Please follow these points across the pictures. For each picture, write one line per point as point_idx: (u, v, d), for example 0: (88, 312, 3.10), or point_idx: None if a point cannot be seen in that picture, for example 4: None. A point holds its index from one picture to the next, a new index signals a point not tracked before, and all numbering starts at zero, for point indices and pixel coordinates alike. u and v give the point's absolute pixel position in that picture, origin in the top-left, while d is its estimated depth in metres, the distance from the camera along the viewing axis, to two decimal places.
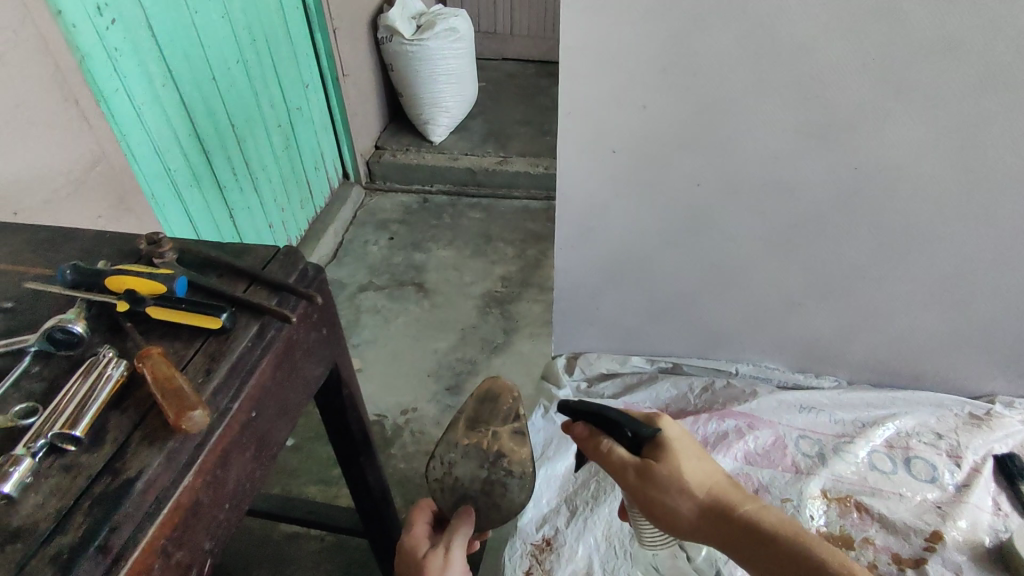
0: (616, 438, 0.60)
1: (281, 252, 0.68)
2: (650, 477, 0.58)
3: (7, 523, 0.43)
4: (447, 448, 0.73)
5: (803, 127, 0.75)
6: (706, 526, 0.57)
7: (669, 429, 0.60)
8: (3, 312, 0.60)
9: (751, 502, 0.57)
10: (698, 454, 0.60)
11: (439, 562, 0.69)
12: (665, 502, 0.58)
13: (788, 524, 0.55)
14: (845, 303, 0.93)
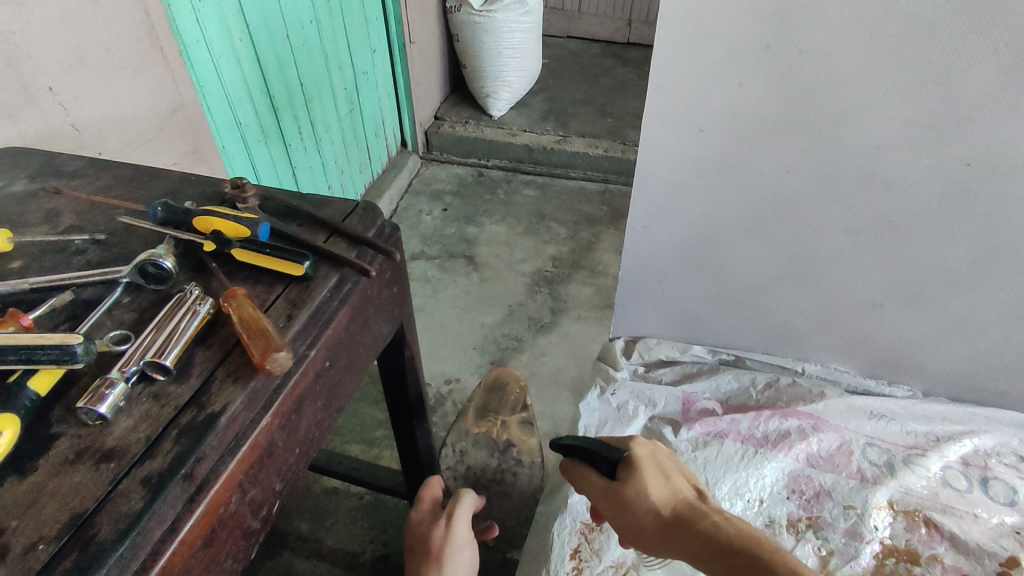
0: (593, 467, 0.62)
1: (360, 207, 0.68)
2: (622, 501, 0.58)
3: (101, 443, 0.44)
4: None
5: (916, 118, 0.68)
6: (678, 546, 0.55)
7: (638, 450, 0.61)
8: (95, 243, 0.62)
9: (718, 516, 0.54)
10: (670, 472, 0.59)
11: (442, 533, 0.71)
12: (637, 525, 0.57)
13: (750, 535, 0.52)
14: (933, 312, 0.87)
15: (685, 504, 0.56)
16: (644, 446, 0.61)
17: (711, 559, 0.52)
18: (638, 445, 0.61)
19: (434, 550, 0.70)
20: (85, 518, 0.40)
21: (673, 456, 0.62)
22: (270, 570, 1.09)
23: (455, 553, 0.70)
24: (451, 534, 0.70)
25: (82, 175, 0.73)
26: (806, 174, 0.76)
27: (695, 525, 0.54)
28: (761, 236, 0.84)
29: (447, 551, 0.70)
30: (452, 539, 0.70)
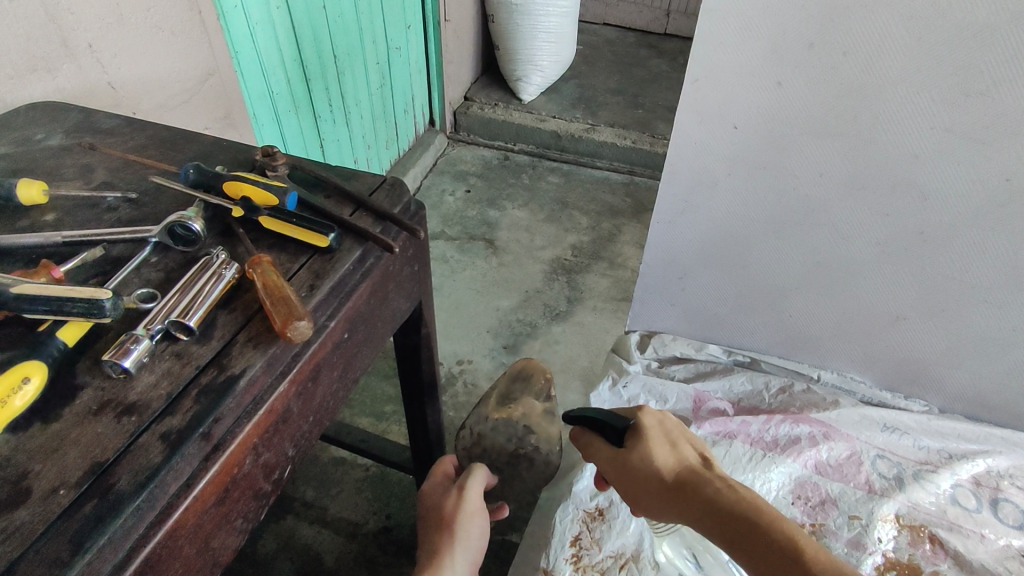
0: (602, 436, 0.63)
1: (387, 182, 0.68)
2: (628, 467, 0.59)
3: (124, 396, 0.45)
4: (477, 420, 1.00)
5: (959, 129, 0.66)
6: (681, 511, 0.55)
7: (645, 419, 0.61)
8: (127, 201, 0.63)
9: (721, 482, 0.55)
10: (676, 441, 0.60)
11: (456, 499, 0.70)
12: (642, 491, 0.58)
13: (752, 501, 0.52)
14: (958, 328, 0.85)
15: (689, 470, 0.57)
16: (652, 416, 0.62)
17: (714, 524, 0.52)
18: (646, 415, 0.62)
19: (447, 517, 0.69)
20: (105, 467, 0.41)
21: (681, 427, 0.62)
22: (274, 533, 1.12)
23: (467, 520, 0.68)
24: (465, 500, 0.69)
25: (117, 133, 0.74)
26: (839, 179, 0.74)
27: (698, 490, 0.54)
28: (788, 239, 0.83)
29: (460, 516, 0.68)
30: (466, 506, 0.69)
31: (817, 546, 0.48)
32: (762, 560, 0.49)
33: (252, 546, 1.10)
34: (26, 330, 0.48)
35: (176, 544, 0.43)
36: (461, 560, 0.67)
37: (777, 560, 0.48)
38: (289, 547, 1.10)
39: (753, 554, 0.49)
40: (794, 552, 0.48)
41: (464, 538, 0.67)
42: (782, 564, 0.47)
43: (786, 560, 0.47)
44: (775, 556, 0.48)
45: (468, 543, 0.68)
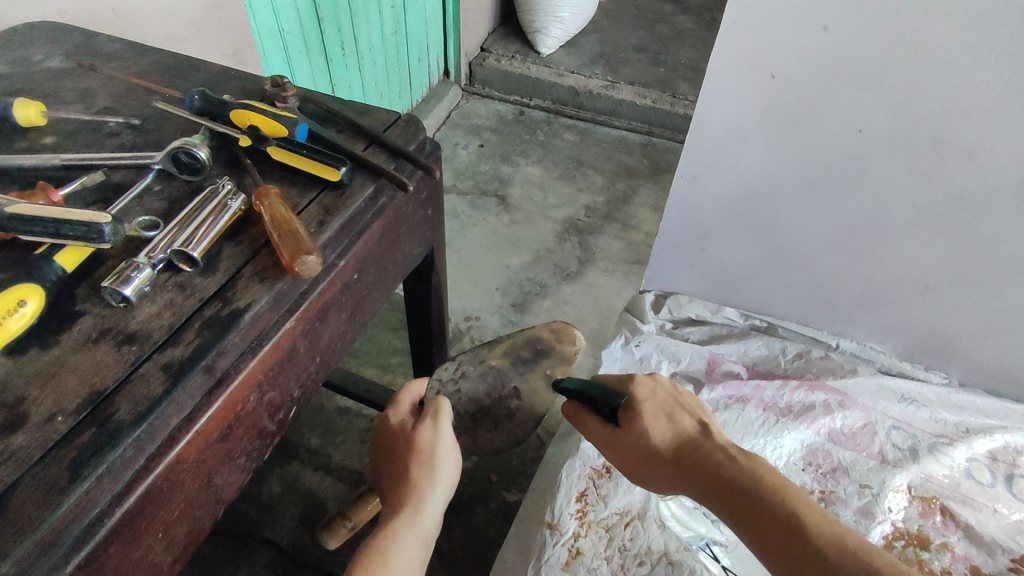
0: (595, 413, 0.60)
1: (402, 119, 0.65)
2: (626, 446, 0.57)
3: (124, 325, 0.43)
4: (466, 361, 0.68)
5: (1018, 83, 0.60)
6: (682, 487, 0.54)
7: (636, 391, 0.59)
8: (130, 127, 0.60)
9: (721, 455, 0.53)
10: (672, 410, 0.58)
11: (430, 431, 0.60)
12: (644, 470, 0.57)
13: (752, 472, 0.50)
14: (990, 300, 0.81)
15: (689, 445, 0.55)
16: (645, 386, 0.59)
17: (715, 499, 0.51)
18: (638, 385, 0.59)
19: (419, 452, 0.60)
20: (104, 396, 0.40)
21: (676, 392, 0.60)
22: (279, 477, 1.12)
23: (445, 454, 0.60)
24: (440, 432, 0.60)
25: (120, 57, 0.70)
26: (880, 135, 0.69)
27: (698, 466, 0.53)
28: (818, 200, 0.79)
29: (437, 451, 0.59)
30: (441, 440, 0.60)
31: (817, 514, 0.47)
32: (763, 535, 0.47)
33: (257, 489, 1.11)
34: (23, 254, 0.46)
35: (177, 478, 0.41)
36: (441, 496, 0.60)
37: (778, 534, 0.47)
38: (293, 492, 1.11)
39: (755, 533, 0.48)
40: (795, 525, 0.46)
41: (442, 474, 0.60)
42: (783, 538, 0.46)
43: (790, 540, 0.46)
44: (774, 529, 0.47)
45: (441, 480, 0.60)
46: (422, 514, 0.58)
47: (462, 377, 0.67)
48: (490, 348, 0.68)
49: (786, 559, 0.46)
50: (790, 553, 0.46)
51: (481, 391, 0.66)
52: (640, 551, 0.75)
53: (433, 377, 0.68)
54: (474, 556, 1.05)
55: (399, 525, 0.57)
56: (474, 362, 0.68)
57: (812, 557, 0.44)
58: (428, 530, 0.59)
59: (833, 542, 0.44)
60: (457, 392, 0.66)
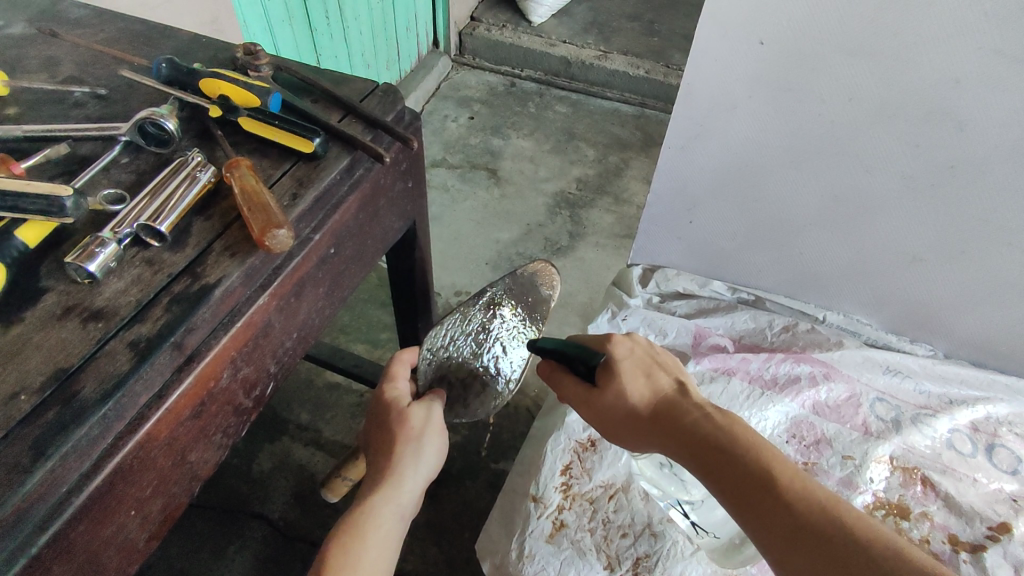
0: (572, 372, 0.60)
1: (380, 88, 0.63)
2: (603, 404, 0.57)
3: (90, 302, 0.42)
4: (452, 324, 0.67)
5: (1009, 49, 0.58)
6: (658, 445, 0.54)
7: (615, 350, 0.58)
8: (97, 97, 0.58)
9: (695, 411, 0.52)
10: (650, 369, 0.57)
11: (421, 413, 0.61)
12: (621, 427, 0.56)
13: (726, 429, 0.50)
14: (976, 272, 0.81)
15: (665, 402, 0.54)
16: (622, 345, 0.59)
17: (689, 456, 0.51)
18: (614, 345, 0.59)
19: (408, 431, 0.60)
20: (69, 374, 0.39)
21: (654, 352, 0.60)
22: (270, 453, 1.13)
23: (434, 436, 0.60)
24: (430, 415, 0.61)
25: (86, 24, 0.68)
26: (870, 103, 0.67)
27: (674, 423, 0.53)
28: (810, 168, 0.77)
29: (426, 432, 0.60)
30: (431, 422, 0.61)
31: (788, 466, 0.46)
32: (735, 490, 0.47)
33: (247, 464, 1.11)
34: None
35: (149, 456, 0.41)
36: (422, 475, 0.60)
37: (751, 489, 0.46)
38: (283, 467, 1.11)
39: (724, 484, 0.48)
40: (763, 477, 0.46)
41: (427, 454, 0.60)
42: (754, 494, 0.46)
43: (757, 491, 0.46)
44: (743, 483, 0.46)
45: (424, 462, 0.60)
46: (402, 491, 0.58)
47: (452, 343, 0.67)
48: (474, 306, 0.67)
49: (753, 510, 0.45)
50: (760, 509, 0.45)
51: (468, 353, 0.68)
52: (623, 522, 0.76)
53: (424, 346, 0.67)
54: (464, 527, 1.06)
55: (377, 500, 0.57)
56: (460, 326, 0.67)
57: (782, 513, 0.44)
58: (406, 508, 0.59)
59: (803, 497, 0.44)
60: (447, 358, 0.68)
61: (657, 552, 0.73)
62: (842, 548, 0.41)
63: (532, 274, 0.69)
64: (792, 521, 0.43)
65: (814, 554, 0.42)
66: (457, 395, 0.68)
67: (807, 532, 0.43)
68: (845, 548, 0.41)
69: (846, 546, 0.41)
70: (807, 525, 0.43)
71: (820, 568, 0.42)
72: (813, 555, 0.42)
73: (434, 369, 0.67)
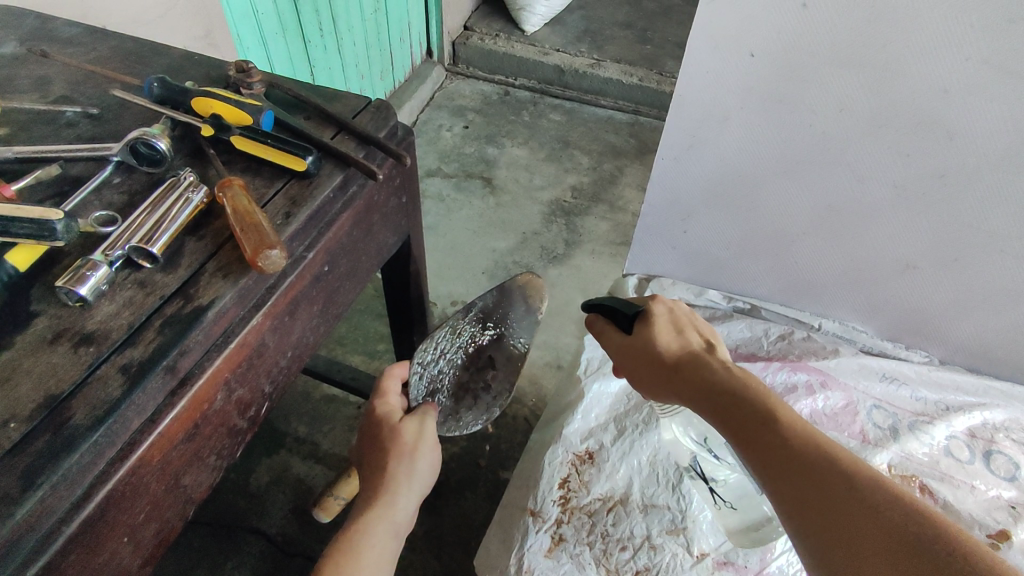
0: (613, 323, 0.62)
1: (372, 104, 0.63)
2: (633, 352, 0.59)
3: (81, 325, 0.42)
4: (443, 338, 0.66)
5: (998, 59, 0.59)
6: (674, 392, 0.55)
7: (655, 307, 0.61)
8: (89, 117, 0.58)
9: (718, 364, 0.53)
10: (683, 328, 0.59)
11: (414, 427, 0.61)
12: (644, 376, 0.58)
13: (745, 380, 0.51)
14: (969, 279, 0.81)
15: (690, 354, 0.55)
16: (663, 305, 0.61)
17: (703, 401, 0.52)
18: (656, 303, 0.61)
19: (400, 446, 0.60)
20: (59, 401, 0.39)
21: (691, 316, 0.61)
22: (267, 466, 1.12)
23: (427, 451, 0.60)
24: (423, 428, 0.61)
25: (77, 42, 0.68)
26: (861, 112, 0.68)
27: (693, 371, 0.54)
28: (803, 178, 0.77)
29: (418, 447, 0.60)
30: (424, 437, 0.61)
31: (798, 417, 0.47)
32: (742, 431, 0.48)
33: (244, 478, 1.10)
34: None
35: (141, 481, 0.40)
36: (416, 491, 0.59)
37: (759, 430, 0.47)
38: (281, 481, 1.10)
39: (734, 426, 0.48)
40: (773, 419, 0.46)
41: (421, 468, 0.60)
42: (759, 434, 0.46)
43: (764, 431, 0.46)
44: (754, 425, 0.47)
45: (416, 477, 0.59)
46: (396, 507, 0.57)
47: (443, 357, 0.67)
48: (463, 318, 0.67)
49: (756, 448, 0.46)
50: (766, 447, 0.46)
51: (459, 368, 0.69)
52: (622, 535, 0.75)
53: (414, 361, 0.65)
54: (463, 539, 1.06)
55: (369, 518, 0.56)
56: (451, 341, 0.67)
57: (783, 450, 0.45)
58: (401, 525, 0.58)
59: (809, 440, 0.45)
60: (438, 373, 0.68)
61: (658, 565, 0.73)
62: (839, 488, 0.41)
63: (522, 287, 0.69)
64: (795, 458, 0.44)
65: (811, 490, 0.42)
66: (448, 409, 0.70)
67: (806, 470, 0.43)
68: (843, 487, 0.41)
69: (845, 485, 0.41)
70: (809, 462, 0.43)
71: (813, 503, 0.42)
72: (809, 491, 0.42)
73: (425, 385, 0.67)
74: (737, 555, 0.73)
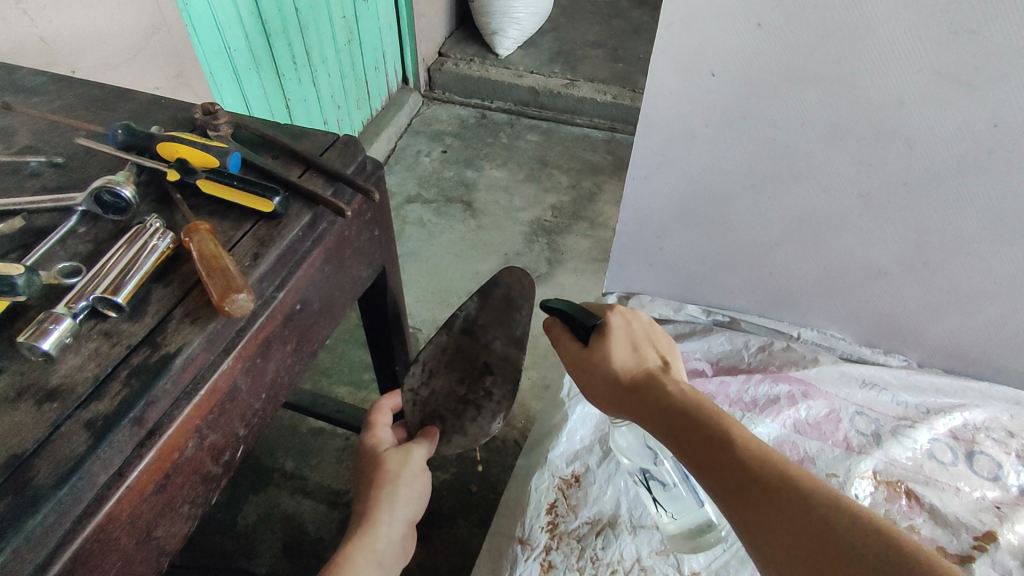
0: (569, 334, 0.62)
1: (340, 140, 0.64)
2: (589, 367, 0.58)
3: (45, 381, 0.42)
4: (429, 358, 0.68)
5: (947, 71, 0.61)
6: (631, 410, 0.55)
7: (613, 320, 0.60)
8: (54, 166, 0.58)
9: (673, 382, 0.54)
10: (640, 344, 0.59)
11: (398, 456, 0.61)
12: (601, 391, 0.58)
13: (699, 398, 0.51)
14: (939, 282, 0.83)
15: (646, 372, 0.56)
16: (620, 317, 0.61)
17: (657, 420, 0.52)
18: (613, 316, 0.61)
19: (383, 474, 0.60)
20: (22, 460, 0.38)
21: (650, 331, 0.61)
22: (255, 504, 1.10)
23: (411, 479, 0.60)
24: (408, 457, 0.61)
25: (42, 92, 0.68)
26: (823, 127, 0.69)
27: (650, 389, 0.54)
28: (769, 192, 0.79)
29: (402, 474, 0.60)
30: (409, 463, 0.60)
31: (752, 434, 0.47)
32: (696, 449, 0.48)
33: (231, 518, 1.08)
34: None
35: (110, 537, 0.40)
36: (401, 520, 0.59)
37: (714, 447, 0.47)
38: (270, 519, 1.08)
39: (688, 443, 0.49)
40: (729, 436, 0.47)
41: (405, 498, 0.59)
42: (714, 452, 0.47)
43: (719, 449, 0.47)
44: (708, 442, 0.47)
45: (401, 506, 0.59)
46: (377, 536, 0.57)
47: (432, 375, 0.68)
48: (445, 334, 0.69)
49: (712, 466, 0.46)
50: (721, 471, 0.46)
51: (454, 382, 0.67)
52: (612, 559, 0.75)
53: (404, 388, 0.68)
54: (457, 568, 1.04)
55: (350, 545, 0.56)
56: (437, 357, 0.68)
57: (739, 468, 0.45)
58: (384, 557, 0.57)
59: (763, 457, 0.45)
60: (431, 393, 0.67)
61: None
62: (793, 508, 0.42)
63: (507, 285, 0.71)
64: (748, 478, 0.44)
65: (769, 514, 0.43)
66: (451, 424, 0.66)
67: (760, 488, 0.43)
68: (804, 511, 0.41)
69: (799, 506, 0.42)
70: (762, 481, 0.44)
71: (767, 523, 0.42)
72: (770, 515, 0.43)
73: (421, 408, 0.67)
74: (728, 572, 0.72)
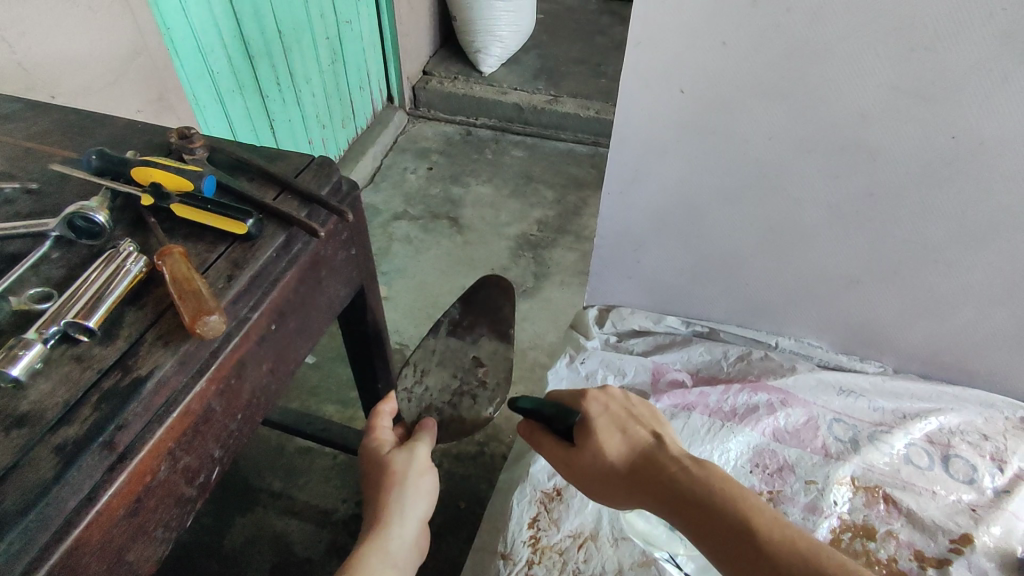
0: (551, 432, 0.63)
1: (315, 162, 0.65)
2: (583, 464, 0.59)
3: (14, 407, 0.42)
4: (419, 358, 0.68)
5: (906, 85, 0.63)
6: (637, 499, 0.55)
7: (590, 408, 0.61)
8: (29, 192, 0.59)
9: (669, 462, 0.54)
10: (624, 422, 0.59)
11: (404, 457, 0.62)
12: (603, 486, 0.58)
13: (697, 476, 0.51)
14: (911, 289, 0.84)
15: (640, 455, 0.56)
16: (596, 403, 0.61)
17: (664, 508, 0.52)
18: (589, 403, 0.61)
19: (391, 476, 0.60)
20: None
21: (629, 405, 0.62)
22: (242, 525, 1.09)
23: (419, 478, 0.61)
24: (414, 457, 0.61)
25: (20, 119, 0.68)
26: (790, 141, 0.71)
27: (650, 476, 0.54)
28: (742, 205, 0.80)
29: (410, 476, 0.61)
30: (416, 462, 0.61)
31: (756, 511, 0.48)
32: (707, 537, 0.48)
33: (217, 540, 1.07)
34: None
35: (80, 562, 0.40)
36: (414, 521, 0.60)
37: (723, 535, 0.47)
38: (256, 540, 1.07)
39: (699, 532, 0.49)
40: (735, 522, 0.47)
41: (414, 498, 0.60)
42: (726, 541, 0.47)
43: (729, 535, 0.47)
44: (716, 530, 0.48)
45: (412, 507, 0.60)
46: (391, 537, 0.58)
47: (422, 375, 0.68)
48: (434, 336, 0.68)
49: (727, 553, 0.47)
50: (736, 550, 0.46)
51: (447, 376, 0.67)
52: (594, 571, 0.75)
53: (399, 389, 0.68)
54: None
55: (366, 549, 0.57)
56: (427, 357, 0.68)
57: (751, 554, 0.45)
58: (398, 558, 0.58)
59: (774, 538, 0.45)
60: (426, 390, 0.67)
61: None
62: None
63: (489, 291, 0.72)
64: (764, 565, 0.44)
65: None
66: (448, 415, 0.67)
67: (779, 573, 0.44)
68: None
69: None
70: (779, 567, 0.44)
71: None
72: None
73: (416, 404, 0.67)
74: None
